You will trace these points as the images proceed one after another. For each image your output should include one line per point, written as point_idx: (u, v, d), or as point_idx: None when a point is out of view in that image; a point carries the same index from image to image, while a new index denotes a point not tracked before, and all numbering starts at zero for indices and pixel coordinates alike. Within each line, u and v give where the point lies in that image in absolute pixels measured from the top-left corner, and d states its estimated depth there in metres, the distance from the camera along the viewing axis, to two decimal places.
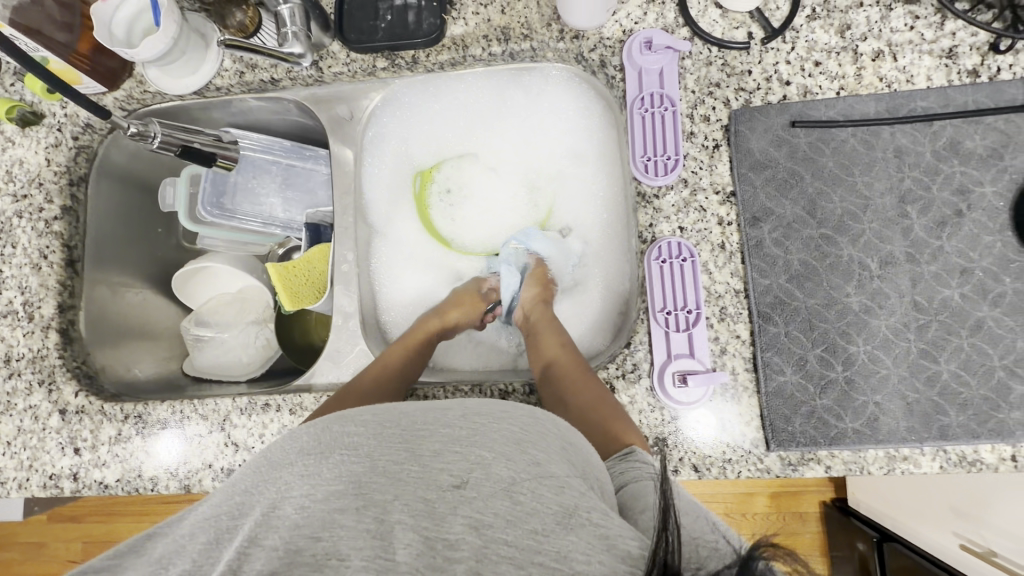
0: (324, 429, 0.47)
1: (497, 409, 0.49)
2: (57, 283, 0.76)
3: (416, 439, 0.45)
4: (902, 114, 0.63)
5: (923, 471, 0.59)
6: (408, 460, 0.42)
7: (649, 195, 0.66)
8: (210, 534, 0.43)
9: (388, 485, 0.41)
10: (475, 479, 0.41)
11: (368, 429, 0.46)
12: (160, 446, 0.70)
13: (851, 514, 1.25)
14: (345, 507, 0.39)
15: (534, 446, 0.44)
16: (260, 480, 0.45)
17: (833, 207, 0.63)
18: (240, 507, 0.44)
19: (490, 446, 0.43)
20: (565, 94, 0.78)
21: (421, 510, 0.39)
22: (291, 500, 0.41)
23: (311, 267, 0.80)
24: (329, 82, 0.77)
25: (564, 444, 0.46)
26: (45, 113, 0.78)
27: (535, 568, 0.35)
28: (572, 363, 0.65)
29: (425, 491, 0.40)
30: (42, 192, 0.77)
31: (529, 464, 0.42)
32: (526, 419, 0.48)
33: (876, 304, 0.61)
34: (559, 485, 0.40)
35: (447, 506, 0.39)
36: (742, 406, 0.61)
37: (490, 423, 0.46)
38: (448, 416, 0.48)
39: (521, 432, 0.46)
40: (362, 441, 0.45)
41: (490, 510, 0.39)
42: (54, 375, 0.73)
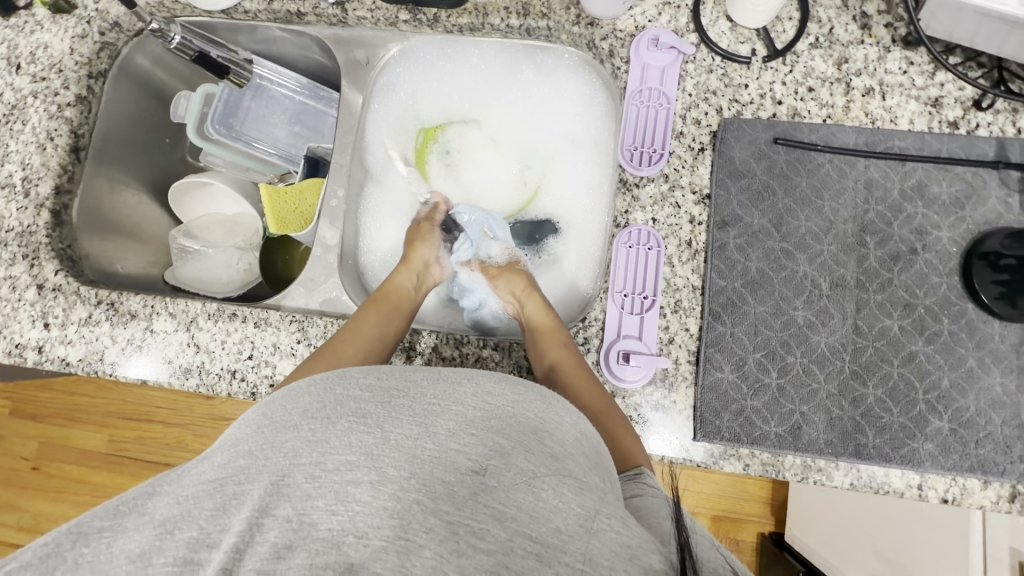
0: (326, 392, 0.46)
1: (512, 392, 0.49)
2: (58, 166, 0.79)
3: (429, 413, 0.44)
4: (879, 150, 0.66)
5: (834, 484, 0.62)
6: (422, 437, 0.41)
7: (631, 183, 0.69)
8: (212, 500, 0.40)
9: (403, 461, 0.40)
10: (494, 467, 0.41)
11: (375, 396, 0.45)
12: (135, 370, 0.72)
13: (783, 548, 1.29)
14: (359, 480, 0.38)
15: (550, 439, 0.46)
16: (264, 443, 0.41)
17: (798, 225, 0.66)
18: (245, 473, 0.40)
19: (508, 435, 0.44)
20: (574, 78, 0.81)
21: (438, 491, 0.39)
22: (302, 469, 0.39)
23: (304, 198, 0.83)
24: (352, 24, 0.80)
25: (576, 434, 0.49)
26: (78, 5, 0.81)
27: (562, 568, 0.37)
28: (573, 366, 0.63)
29: (443, 474, 0.40)
30: (59, 77, 0.80)
31: (548, 457, 0.44)
32: (539, 405, 0.49)
33: (819, 321, 0.64)
34: (578, 486, 0.42)
35: (383, 414, 0.43)
36: (677, 394, 0.65)
37: (503, 405, 0.47)
38: (460, 391, 0.47)
39: (537, 421, 0.47)
40: (370, 409, 0.43)
41: (512, 503, 0.40)
42: (39, 252, 0.75)
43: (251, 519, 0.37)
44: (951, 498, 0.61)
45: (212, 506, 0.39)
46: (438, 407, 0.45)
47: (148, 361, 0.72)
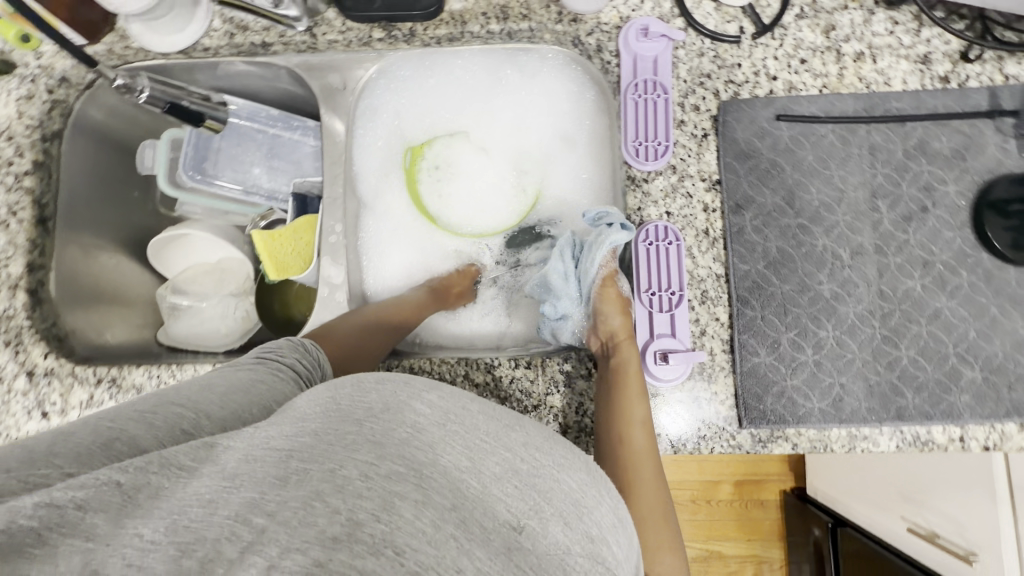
0: (389, 391, 0.42)
1: (559, 454, 0.43)
2: (27, 241, 0.73)
3: (477, 453, 0.39)
4: (877, 114, 0.67)
5: (881, 449, 0.63)
6: (469, 474, 0.37)
7: (639, 178, 0.68)
8: (278, 470, 0.36)
9: (449, 496, 0.36)
10: (531, 528, 0.36)
11: (432, 415, 0.41)
12: None
13: (807, 501, 1.30)
14: (405, 494, 0.35)
15: (590, 517, 0.39)
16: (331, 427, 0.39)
17: (810, 199, 0.66)
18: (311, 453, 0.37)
19: (557, 505, 0.38)
20: (561, 77, 0.78)
21: (474, 534, 0.34)
22: (325, 506, 0.34)
23: (298, 237, 0.80)
24: (323, 49, 0.76)
25: (616, 518, 0.42)
26: (18, 64, 0.75)
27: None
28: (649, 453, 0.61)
29: (482, 518, 0.35)
30: (12, 145, 0.74)
31: (586, 539, 0.38)
32: (583, 476, 0.42)
33: (845, 291, 0.64)
34: (612, 573, 0.37)
35: (438, 434, 0.39)
36: (718, 385, 0.64)
37: (551, 466, 0.41)
38: (510, 437, 0.42)
39: (580, 490, 0.40)
40: (426, 430, 0.39)
41: (545, 572, 0.34)
42: (22, 337, 0.70)
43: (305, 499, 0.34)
44: (991, 445, 0.62)
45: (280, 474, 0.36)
46: (487, 447, 0.40)
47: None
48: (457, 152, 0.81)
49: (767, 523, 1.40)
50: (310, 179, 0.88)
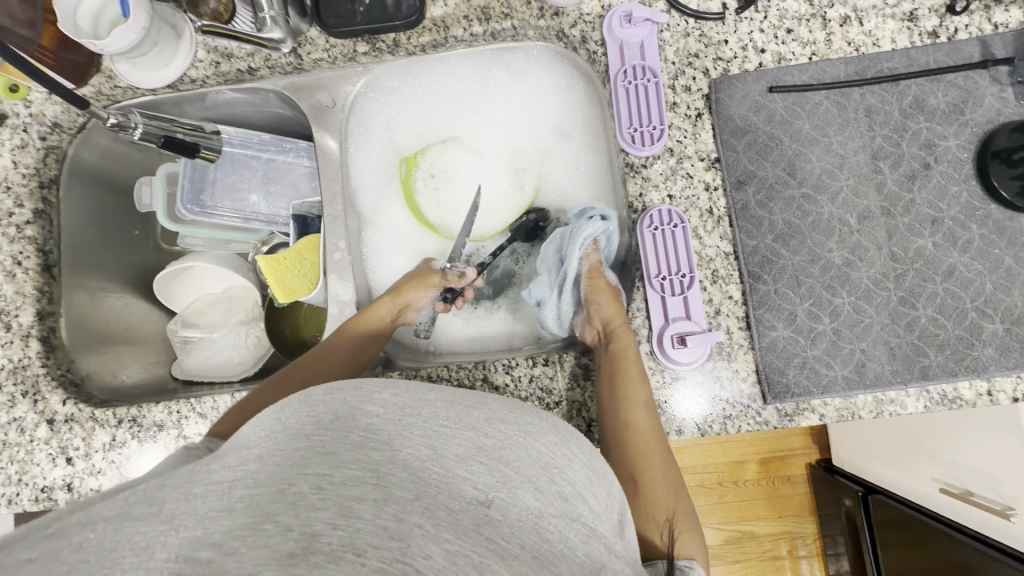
0: (341, 399, 0.40)
1: (525, 421, 0.42)
2: (34, 290, 0.73)
3: (441, 435, 0.38)
4: (870, 76, 0.66)
5: (908, 411, 0.62)
6: (430, 461, 0.36)
7: (638, 165, 0.68)
8: (222, 500, 0.34)
9: (411, 486, 0.35)
10: (501, 500, 0.36)
11: (388, 411, 0.39)
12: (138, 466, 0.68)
13: (834, 471, 1.29)
14: (363, 496, 0.33)
15: (563, 477, 0.39)
16: (278, 445, 0.37)
17: (812, 167, 0.66)
18: (255, 477, 0.35)
19: (524, 471, 0.38)
20: (548, 72, 0.79)
21: (441, 517, 0.34)
22: (277, 525, 0.32)
23: (303, 258, 0.80)
24: (308, 69, 0.76)
25: (591, 473, 0.42)
26: (8, 113, 0.75)
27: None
28: (650, 434, 0.60)
29: (448, 501, 0.35)
30: (10, 196, 0.74)
31: (559, 499, 0.38)
32: (552, 437, 0.42)
33: (856, 257, 0.64)
34: (588, 532, 0.38)
35: (395, 430, 0.38)
36: (738, 363, 0.64)
37: (520, 436, 0.40)
38: (474, 415, 0.41)
39: (551, 457, 0.40)
40: (382, 426, 0.38)
41: (516, 540, 0.34)
42: (39, 385, 0.70)
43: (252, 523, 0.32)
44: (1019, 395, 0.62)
45: (223, 506, 0.33)
46: (448, 430, 0.39)
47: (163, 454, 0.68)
48: (451, 158, 0.81)
49: (796, 498, 1.39)
50: (309, 200, 0.88)
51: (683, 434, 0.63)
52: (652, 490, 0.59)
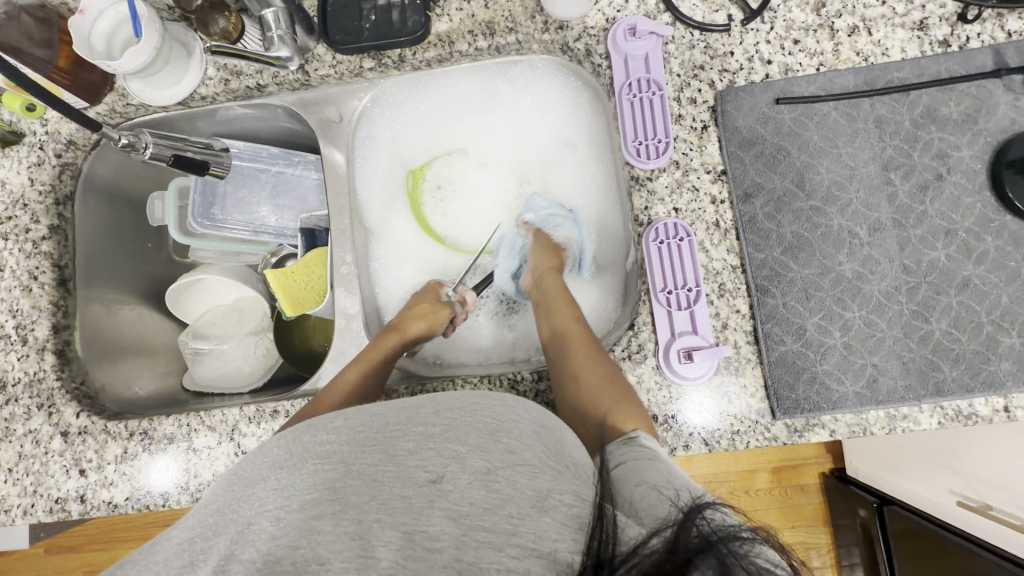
0: (295, 442, 0.45)
1: (470, 401, 0.45)
2: (50, 304, 0.75)
3: (389, 438, 0.42)
4: (879, 86, 0.65)
5: (922, 427, 0.61)
6: (382, 461, 0.40)
7: (643, 178, 0.67)
8: (181, 559, 0.39)
9: (365, 487, 0.38)
10: (451, 472, 0.39)
11: (341, 435, 0.43)
12: (154, 471, 0.69)
13: (849, 482, 1.26)
14: (321, 513, 0.37)
15: (508, 435, 0.41)
16: (234, 499, 0.42)
17: (820, 179, 0.65)
18: (213, 530, 0.40)
19: (464, 440, 0.41)
20: (552, 84, 0.79)
21: (397, 506, 0.37)
22: (240, 562, 0.36)
23: (310, 272, 0.81)
24: (316, 85, 0.77)
25: (536, 427, 0.43)
26: (25, 132, 0.77)
27: (513, 549, 0.35)
28: (581, 336, 0.65)
29: (401, 489, 0.38)
30: (27, 213, 0.76)
31: (504, 453, 0.40)
32: (497, 408, 0.45)
33: (867, 269, 0.63)
34: (533, 470, 0.39)
35: (348, 449, 0.41)
36: (746, 378, 0.63)
37: (461, 416, 0.43)
38: (420, 413, 0.45)
39: (493, 422, 0.43)
40: (335, 448, 0.42)
41: (467, 501, 0.37)
42: (54, 398, 0.71)
43: (217, 566, 0.36)
44: None
45: (182, 562, 0.39)
46: (399, 432, 0.43)
47: (173, 461, 0.69)
48: (457, 170, 0.83)
49: (811, 507, 1.37)
50: (316, 213, 0.89)
51: (691, 449, 0.62)
52: (592, 389, 0.58)
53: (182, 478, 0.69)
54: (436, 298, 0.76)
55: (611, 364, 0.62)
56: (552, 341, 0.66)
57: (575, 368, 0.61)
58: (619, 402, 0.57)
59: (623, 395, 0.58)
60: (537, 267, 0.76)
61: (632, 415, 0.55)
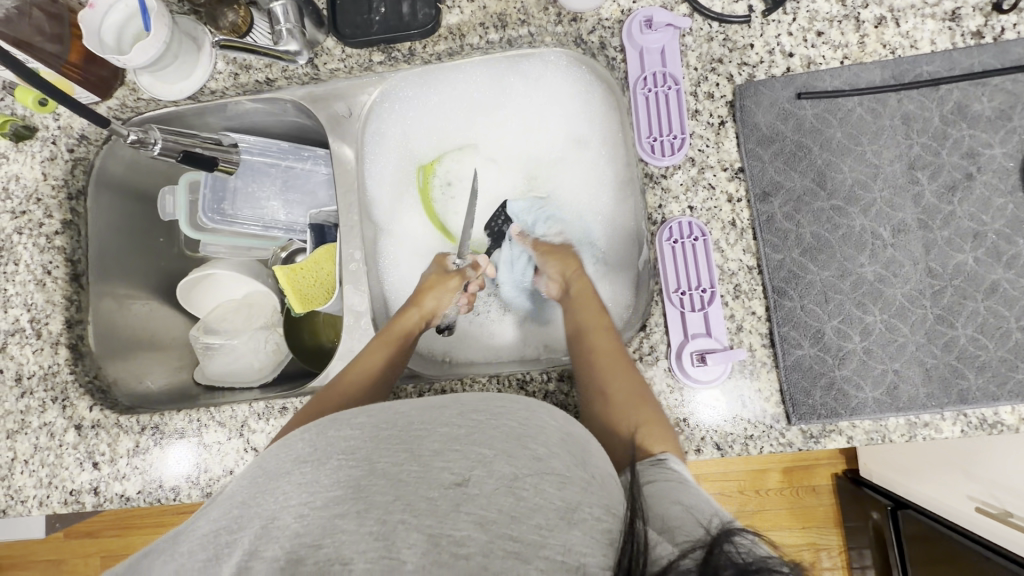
0: (320, 436, 0.44)
1: (494, 405, 0.45)
2: (63, 298, 0.75)
3: (414, 438, 0.41)
4: (907, 81, 0.63)
5: (944, 436, 0.59)
6: (407, 461, 0.39)
7: (657, 175, 0.66)
8: (205, 552, 0.37)
9: (390, 487, 0.37)
10: (478, 476, 0.37)
11: (365, 432, 0.42)
12: (172, 457, 0.70)
13: (862, 483, 1.24)
14: (346, 512, 0.36)
15: (533, 440, 0.41)
16: (257, 491, 0.40)
17: (843, 177, 0.63)
18: (237, 523, 0.38)
19: (489, 443, 0.40)
20: (565, 78, 0.77)
21: (422, 508, 0.36)
22: (263, 559, 0.34)
23: (319, 268, 0.80)
24: (326, 79, 0.76)
25: (563, 436, 0.43)
26: (38, 127, 0.77)
27: (541, 562, 0.33)
28: (613, 348, 0.63)
29: (426, 491, 0.37)
30: (40, 207, 0.77)
31: (530, 459, 0.39)
32: (522, 413, 0.44)
33: (890, 272, 0.61)
34: (561, 480, 0.38)
35: (371, 446, 0.41)
36: (761, 382, 0.61)
37: (487, 419, 0.43)
38: (444, 414, 0.44)
39: (520, 427, 0.42)
40: (360, 445, 0.41)
41: (494, 506, 0.36)
42: (67, 391, 0.72)
43: (240, 562, 0.35)
44: None
45: (206, 557, 0.37)
46: (424, 431, 0.42)
47: (188, 453, 0.70)
48: (467, 166, 0.82)
49: (822, 509, 1.34)
50: (326, 209, 0.88)
51: (702, 454, 0.61)
52: (621, 404, 0.57)
53: (193, 472, 0.69)
54: (444, 270, 0.78)
55: (641, 381, 0.60)
56: (579, 349, 0.65)
57: (603, 384, 0.59)
58: (650, 419, 0.56)
59: (653, 412, 0.57)
60: (563, 272, 0.74)
61: (664, 437, 0.54)
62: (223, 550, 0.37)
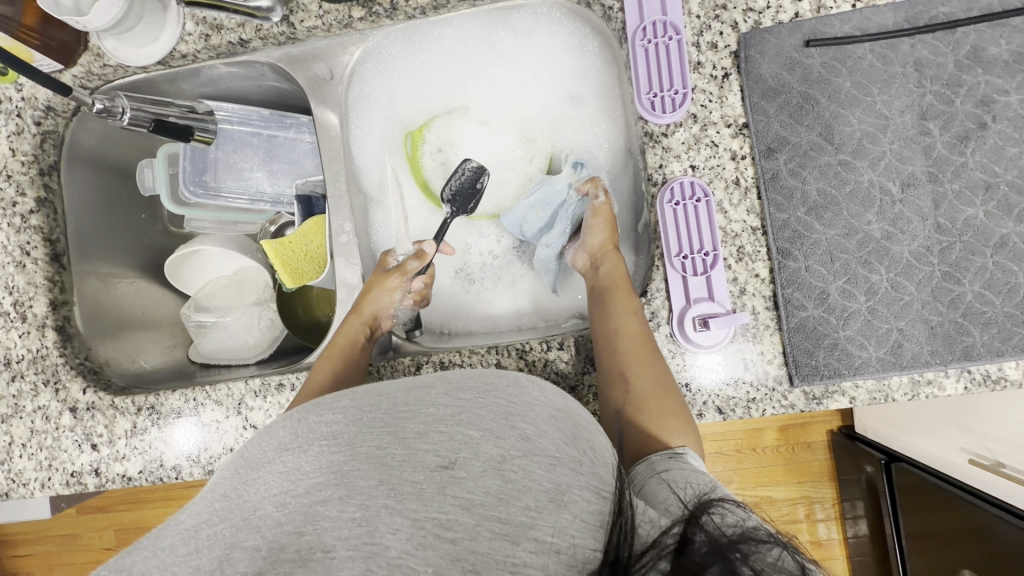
0: (300, 422, 0.42)
1: (479, 382, 0.44)
2: (45, 280, 0.73)
3: (397, 421, 0.40)
4: (923, 23, 0.59)
5: (947, 393, 0.59)
6: (391, 444, 0.38)
7: (657, 133, 0.63)
8: (187, 546, 0.36)
9: (373, 471, 0.36)
10: (463, 459, 0.37)
11: (348, 416, 0.41)
12: (178, 435, 0.69)
13: (857, 439, 1.25)
14: (328, 498, 0.35)
15: (522, 420, 0.40)
16: (238, 484, 0.39)
17: (851, 130, 0.60)
18: (219, 516, 0.37)
19: (478, 424, 0.39)
20: (556, 31, 0.73)
21: (406, 492, 0.35)
22: (244, 550, 0.34)
23: (308, 241, 0.78)
24: (303, 38, 0.72)
25: (553, 411, 0.42)
26: (1, 98, 0.73)
27: (529, 544, 0.34)
28: (638, 334, 0.59)
29: (412, 474, 0.36)
30: (12, 185, 0.73)
31: (518, 439, 0.38)
32: (512, 390, 0.43)
33: (897, 229, 0.59)
34: (551, 461, 0.37)
35: (353, 432, 0.39)
36: (764, 344, 0.60)
37: (475, 398, 0.42)
38: (433, 393, 0.43)
39: (509, 404, 0.41)
40: (341, 429, 0.40)
41: (480, 489, 0.36)
42: (59, 374, 0.71)
43: (229, 550, 0.35)
44: None
45: (187, 551, 0.35)
46: (409, 413, 0.41)
47: (198, 432, 0.69)
48: (458, 131, 0.77)
49: (817, 464, 1.36)
50: (312, 179, 0.85)
51: (704, 418, 0.61)
52: (642, 397, 0.56)
53: (199, 452, 0.69)
54: (383, 269, 0.73)
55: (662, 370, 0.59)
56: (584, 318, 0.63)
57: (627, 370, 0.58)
58: (669, 415, 0.56)
59: (674, 404, 0.56)
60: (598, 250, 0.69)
61: (680, 430, 0.55)
62: (203, 543, 0.36)
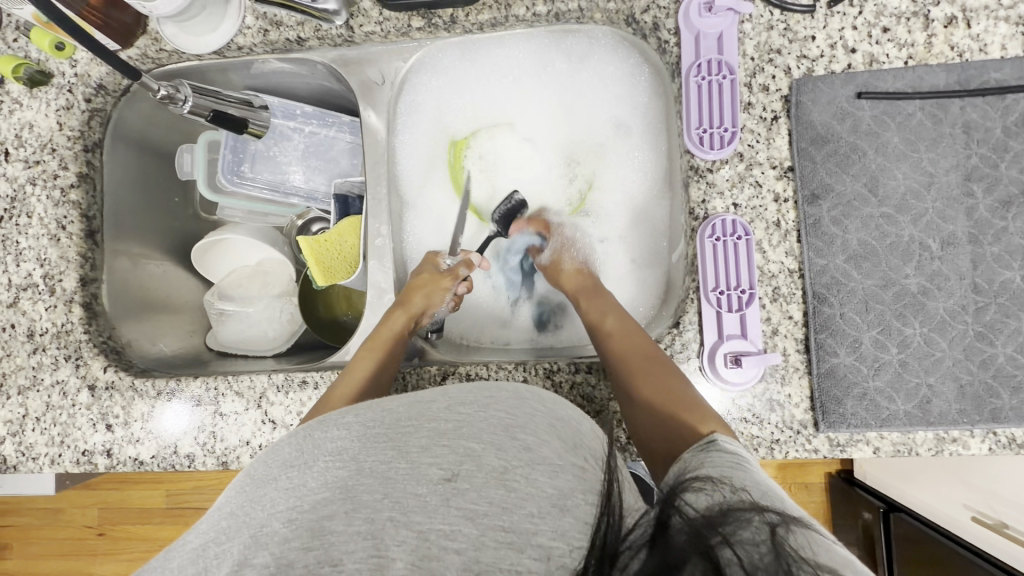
0: (307, 437, 0.42)
1: (482, 396, 0.43)
2: (78, 255, 0.73)
3: (400, 435, 0.40)
4: (973, 87, 0.60)
5: (971, 452, 0.59)
6: (395, 458, 0.38)
7: (703, 168, 0.63)
8: (195, 566, 0.36)
9: (378, 485, 0.36)
10: (466, 471, 0.37)
11: (355, 431, 0.41)
12: (167, 418, 0.69)
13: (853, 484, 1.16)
14: (334, 513, 0.35)
15: (522, 430, 0.40)
16: (246, 501, 0.39)
17: (895, 184, 0.61)
18: (226, 534, 0.37)
19: (477, 436, 0.39)
20: (610, 58, 0.74)
21: (411, 504, 0.35)
22: (253, 567, 0.34)
23: (343, 241, 0.78)
24: (359, 42, 0.73)
25: (551, 421, 0.42)
26: (53, 72, 0.74)
27: (534, 550, 0.35)
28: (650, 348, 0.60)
29: (414, 487, 0.36)
30: (55, 158, 0.74)
31: (520, 449, 0.38)
32: (512, 401, 0.43)
33: (934, 286, 0.60)
34: (554, 469, 0.38)
35: (359, 446, 0.39)
36: (792, 387, 0.61)
37: (475, 411, 0.41)
38: (433, 407, 0.42)
39: (509, 418, 0.41)
40: (347, 444, 0.40)
41: (483, 499, 0.36)
42: (81, 350, 0.71)
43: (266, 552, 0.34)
44: None
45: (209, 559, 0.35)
46: (412, 427, 0.40)
47: (190, 412, 0.69)
48: (501, 144, 0.79)
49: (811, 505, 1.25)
50: (350, 178, 0.85)
51: None
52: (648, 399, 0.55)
53: (194, 430, 0.68)
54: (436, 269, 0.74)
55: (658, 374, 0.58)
56: (602, 349, 0.63)
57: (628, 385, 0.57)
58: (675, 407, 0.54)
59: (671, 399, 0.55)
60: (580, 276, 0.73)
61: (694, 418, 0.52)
62: (214, 561, 0.36)
